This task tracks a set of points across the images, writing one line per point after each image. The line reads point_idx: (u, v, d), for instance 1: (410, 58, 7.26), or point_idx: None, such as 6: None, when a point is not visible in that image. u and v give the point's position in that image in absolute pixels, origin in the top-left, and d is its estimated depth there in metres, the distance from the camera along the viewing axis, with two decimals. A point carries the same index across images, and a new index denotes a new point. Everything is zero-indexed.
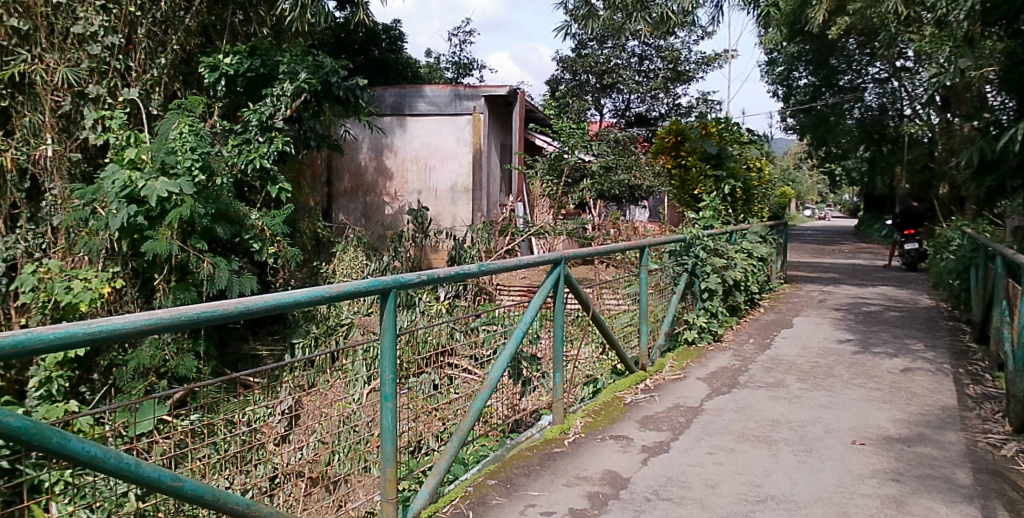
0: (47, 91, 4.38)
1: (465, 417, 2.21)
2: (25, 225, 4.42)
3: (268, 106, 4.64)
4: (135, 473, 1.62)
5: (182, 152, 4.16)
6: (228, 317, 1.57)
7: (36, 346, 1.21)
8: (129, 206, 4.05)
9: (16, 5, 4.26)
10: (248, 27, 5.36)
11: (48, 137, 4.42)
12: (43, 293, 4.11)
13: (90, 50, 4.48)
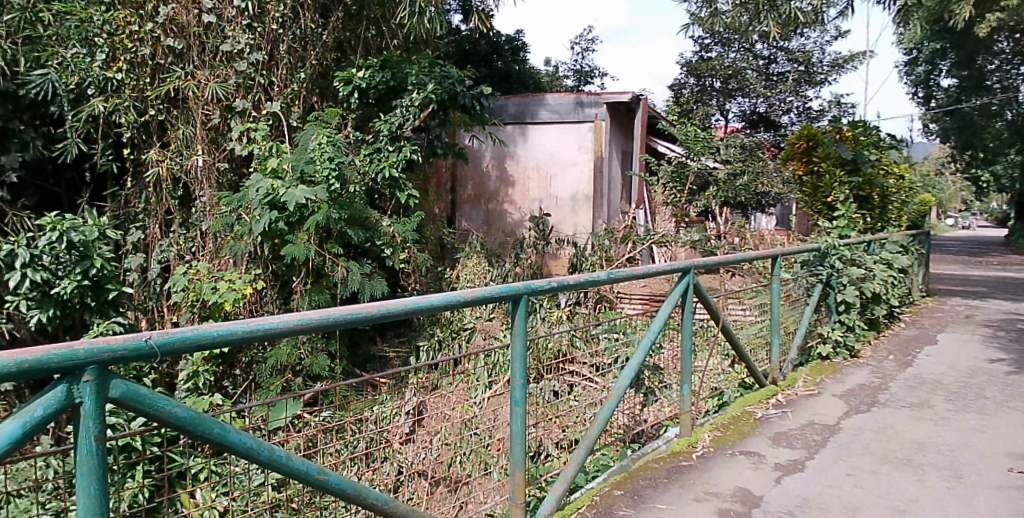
0: (198, 105, 4.64)
1: (592, 424, 2.20)
2: (178, 230, 4.76)
3: (398, 116, 4.79)
4: (285, 465, 1.75)
5: (320, 161, 4.37)
6: (371, 319, 1.68)
7: (200, 341, 1.37)
8: (271, 212, 4.29)
9: (171, 25, 4.60)
10: (379, 42, 5.39)
11: (198, 149, 4.68)
12: (193, 292, 4.37)
13: (237, 66, 4.69)
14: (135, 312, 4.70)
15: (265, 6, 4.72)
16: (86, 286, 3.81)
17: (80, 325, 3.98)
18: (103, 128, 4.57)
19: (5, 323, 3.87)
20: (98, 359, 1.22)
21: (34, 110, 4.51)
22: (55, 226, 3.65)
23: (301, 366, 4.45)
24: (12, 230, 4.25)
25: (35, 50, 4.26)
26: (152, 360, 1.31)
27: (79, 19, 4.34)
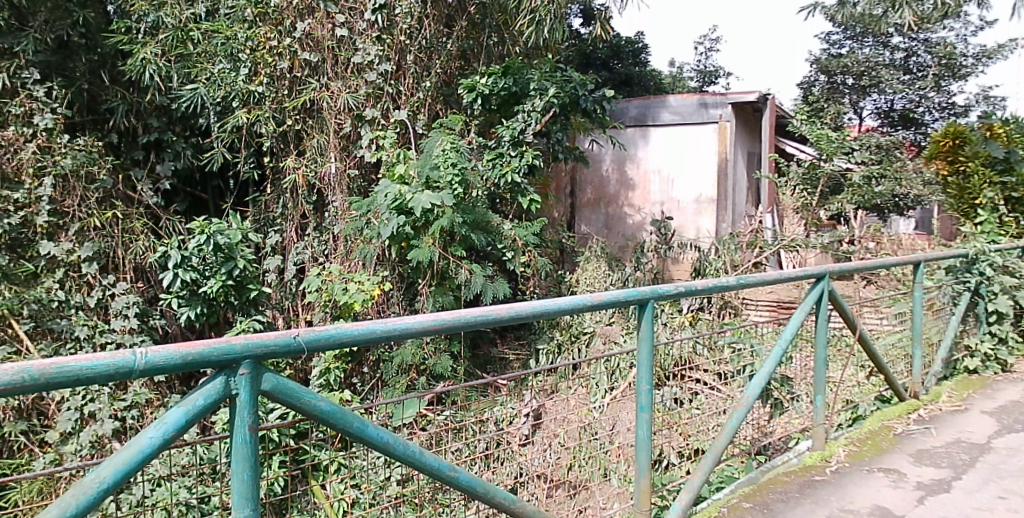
0: (331, 115, 4.40)
1: (720, 434, 2.17)
2: (312, 233, 4.61)
3: (519, 121, 4.39)
4: (419, 462, 1.89)
5: (444, 167, 4.05)
6: (500, 322, 1.87)
7: (343, 338, 1.65)
8: (399, 216, 4.04)
9: (308, 40, 4.38)
10: (500, 50, 4.87)
11: (331, 156, 4.46)
12: (325, 293, 4.31)
13: (367, 77, 4.37)
14: (272, 312, 4.64)
15: (393, 17, 4.36)
16: (230, 286, 4.08)
17: (225, 322, 4.29)
18: (246, 139, 4.54)
19: (160, 318, 4.21)
20: (249, 353, 1.52)
21: (185, 122, 4.63)
22: (203, 229, 3.91)
23: (425, 365, 4.41)
24: (164, 234, 4.44)
25: (185, 67, 4.29)
26: (298, 356, 1.59)
27: (224, 37, 4.32)
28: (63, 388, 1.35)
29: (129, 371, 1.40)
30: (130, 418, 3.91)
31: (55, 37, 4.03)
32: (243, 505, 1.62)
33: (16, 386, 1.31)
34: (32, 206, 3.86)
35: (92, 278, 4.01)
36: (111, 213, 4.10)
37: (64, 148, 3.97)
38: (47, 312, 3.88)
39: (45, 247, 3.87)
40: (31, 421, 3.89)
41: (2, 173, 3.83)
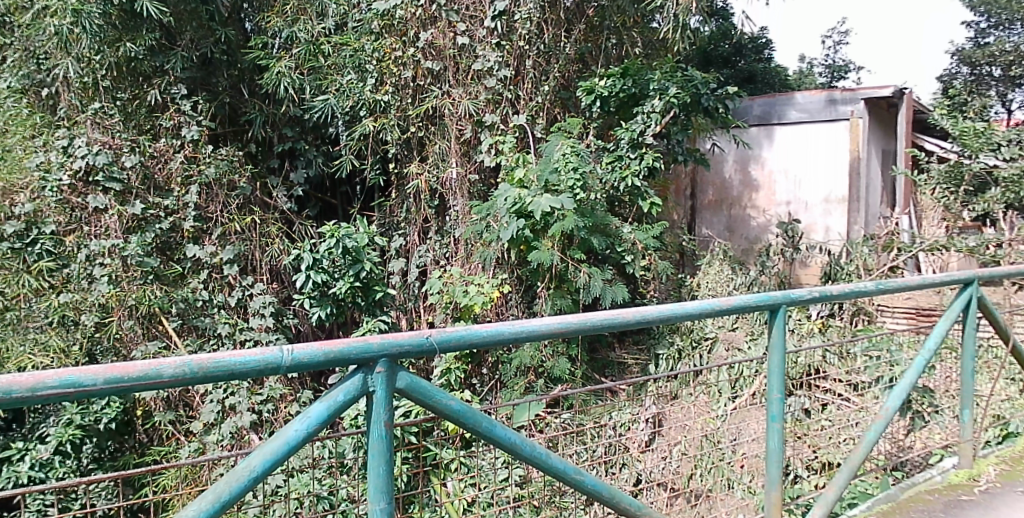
0: (452, 121, 4.42)
1: (856, 448, 2.05)
2: (434, 237, 4.65)
3: (639, 123, 4.15)
4: (545, 463, 1.93)
5: (564, 171, 3.97)
6: (626, 325, 1.89)
7: (472, 339, 1.73)
8: (519, 219, 3.98)
9: (431, 49, 4.36)
10: (619, 50, 4.72)
11: (452, 161, 4.49)
12: (446, 295, 4.29)
13: (487, 83, 4.32)
14: (396, 313, 4.67)
15: (513, 23, 4.30)
16: (357, 287, 4.25)
17: (352, 321, 4.44)
18: (373, 145, 4.59)
19: (293, 318, 4.40)
20: (386, 352, 1.60)
21: (317, 131, 4.78)
22: (333, 234, 4.13)
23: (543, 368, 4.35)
24: (297, 238, 4.60)
25: (318, 79, 4.42)
26: (430, 355, 1.68)
27: (353, 49, 4.34)
28: (219, 381, 1.43)
29: (277, 366, 1.49)
30: (264, 411, 4.14)
31: (200, 55, 4.32)
32: (378, 498, 1.76)
33: (178, 379, 1.39)
34: (180, 212, 4.20)
35: (232, 278, 4.28)
36: (249, 217, 4.34)
37: (208, 157, 4.24)
38: (192, 311, 4.21)
39: (191, 249, 4.19)
40: (178, 411, 4.25)
41: (155, 182, 4.20)
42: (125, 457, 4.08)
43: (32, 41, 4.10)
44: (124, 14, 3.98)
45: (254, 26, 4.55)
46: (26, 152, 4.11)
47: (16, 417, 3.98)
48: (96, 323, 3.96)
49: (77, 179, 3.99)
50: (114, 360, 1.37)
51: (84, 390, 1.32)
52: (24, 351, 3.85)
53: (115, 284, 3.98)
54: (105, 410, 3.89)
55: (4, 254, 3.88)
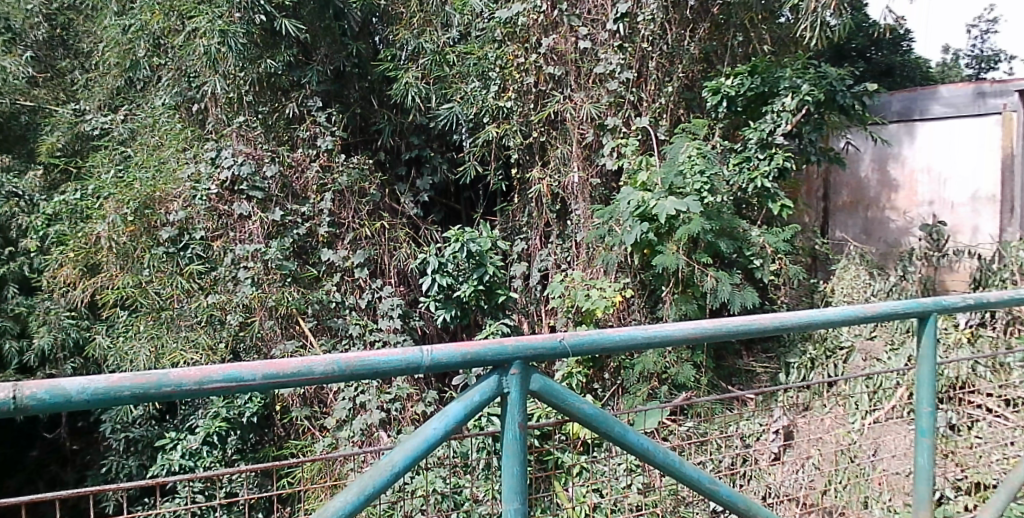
0: (574, 125, 4.35)
1: (1017, 467, 1.90)
2: (556, 241, 4.64)
3: (769, 122, 3.90)
4: (679, 471, 1.92)
5: (690, 173, 3.77)
6: (764, 331, 1.83)
7: (605, 343, 1.73)
8: (643, 223, 3.85)
9: (552, 54, 4.33)
10: (746, 48, 4.41)
11: (574, 166, 4.42)
12: (568, 299, 4.22)
13: (609, 86, 4.22)
14: (518, 316, 4.71)
15: (636, 24, 4.15)
16: (481, 291, 4.33)
17: (476, 324, 4.53)
18: (496, 151, 4.65)
19: (419, 319, 4.49)
20: (520, 354, 1.67)
21: (442, 138, 4.88)
22: (458, 238, 4.23)
23: (667, 374, 4.17)
24: (423, 243, 4.72)
25: (443, 87, 4.55)
26: (563, 358, 1.71)
27: (477, 58, 4.46)
28: (364, 379, 1.51)
29: (417, 366, 1.56)
30: (393, 409, 4.20)
31: (333, 68, 4.56)
32: (512, 498, 1.79)
33: (328, 376, 1.46)
34: (316, 218, 4.36)
35: (364, 281, 4.42)
36: (379, 223, 4.48)
37: (341, 166, 4.42)
38: (326, 312, 4.38)
39: (325, 254, 4.35)
40: (314, 407, 4.38)
41: (293, 190, 4.39)
42: (265, 449, 4.45)
43: (185, 61, 4.48)
44: (265, 33, 4.27)
45: (382, 39, 4.68)
46: (178, 163, 4.48)
47: (170, 410, 4.66)
48: (239, 323, 4.27)
49: (223, 189, 4.31)
50: (270, 357, 1.45)
51: (245, 385, 1.39)
52: (176, 347, 4.23)
53: (257, 286, 4.25)
54: (247, 406, 4.30)
55: (161, 258, 4.31)
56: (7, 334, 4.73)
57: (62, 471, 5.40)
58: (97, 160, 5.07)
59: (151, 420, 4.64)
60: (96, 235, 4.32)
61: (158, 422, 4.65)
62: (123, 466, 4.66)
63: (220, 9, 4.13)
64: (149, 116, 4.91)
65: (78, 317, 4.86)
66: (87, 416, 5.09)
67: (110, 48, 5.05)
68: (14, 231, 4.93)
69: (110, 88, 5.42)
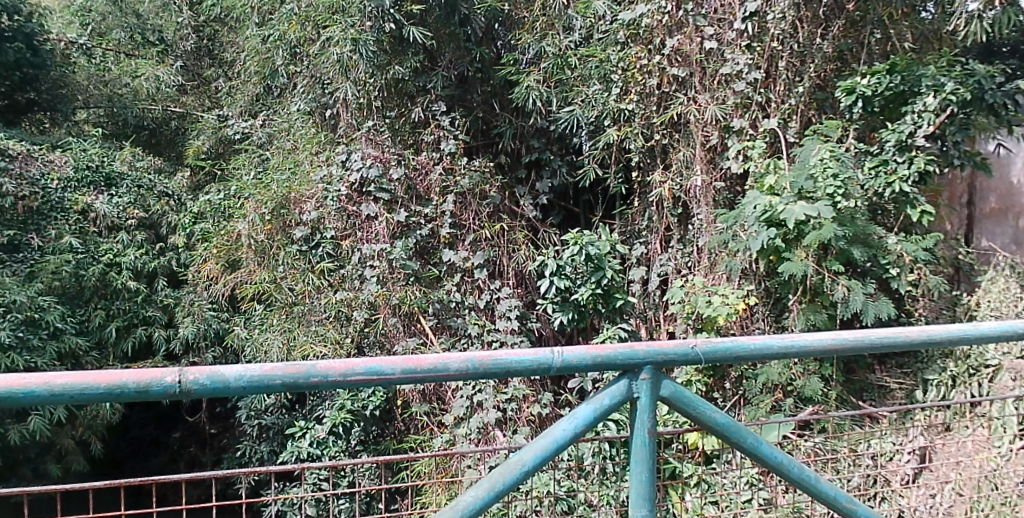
0: (698, 128, 4.25)
1: None
2: (677, 245, 4.54)
3: (906, 124, 3.68)
4: (814, 487, 1.89)
5: (822, 178, 3.58)
6: (911, 344, 1.82)
7: (739, 351, 1.74)
8: (770, 229, 3.67)
9: (677, 55, 4.22)
10: (885, 46, 4.05)
11: (697, 169, 4.32)
12: (688, 306, 4.15)
13: (736, 86, 4.09)
14: (636, 321, 4.62)
15: (765, 23, 4.01)
16: (599, 294, 4.30)
17: (593, 328, 4.51)
18: (617, 154, 4.64)
19: (536, 321, 4.51)
20: (652, 358, 1.69)
21: (563, 141, 4.89)
22: (577, 241, 4.22)
23: (793, 386, 3.99)
24: (541, 244, 4.77)
25: (564, 90, 4.58)
26: (695, 364, 1.71)
27: (599, 60, 4.42)
28: (499, 377, 1.60)
29: (549, 366, 1.63)
30: (509, 410, 4.21)
31: (457, 73, 4.68)
32: (640, 504, 1.78)
33: (462, 373, 1.57)
34: (438, 220, 4.47)
35: (483, 281, 4.50)
36: (498, 225, 4.57)
37: (463, 170, 4.51)
38: (446, 311, 4.46)
39: (446, 254, 4.45)
40: (433, 404, 4.47)
41: (417, 192, 4.49)
42: (386, 442, 4.60)
43: (319, 68, 4.73)
44: (394, 40, 4.44)
45: (505, 44, 4.76)
46: (311, 166, 4.72)
47: (299, 399, 4.93)
48: (365, 319, 4.43)
49: (352, 189, 4.44)
50: (409, 353, 1.57)
51: (386, 378, 1.52)
52: (306, 340, 4.48)
53: (382, 284, 4.37)
54: (371, 399, 4.47)
55: (295, 255, 4.64)
56: (156, 323, 5.08)
57: (200, 452, 5.74)
58: (240, 162, 5.52)
59: (281, 409, 4.91)
60: (238, 233, 4.86)
61: (288, 411, 4.91)
62: (256, 451, 4.95)
63: (352, 19, 4.34)
64: (285, 121, 5.23)
65: (219, 309, 5.18)
66: (224, 402, 5.47)
67: (252, 57, 5.43)
68: (165, 228, 5.48)
69: (250, 94, 5.81)
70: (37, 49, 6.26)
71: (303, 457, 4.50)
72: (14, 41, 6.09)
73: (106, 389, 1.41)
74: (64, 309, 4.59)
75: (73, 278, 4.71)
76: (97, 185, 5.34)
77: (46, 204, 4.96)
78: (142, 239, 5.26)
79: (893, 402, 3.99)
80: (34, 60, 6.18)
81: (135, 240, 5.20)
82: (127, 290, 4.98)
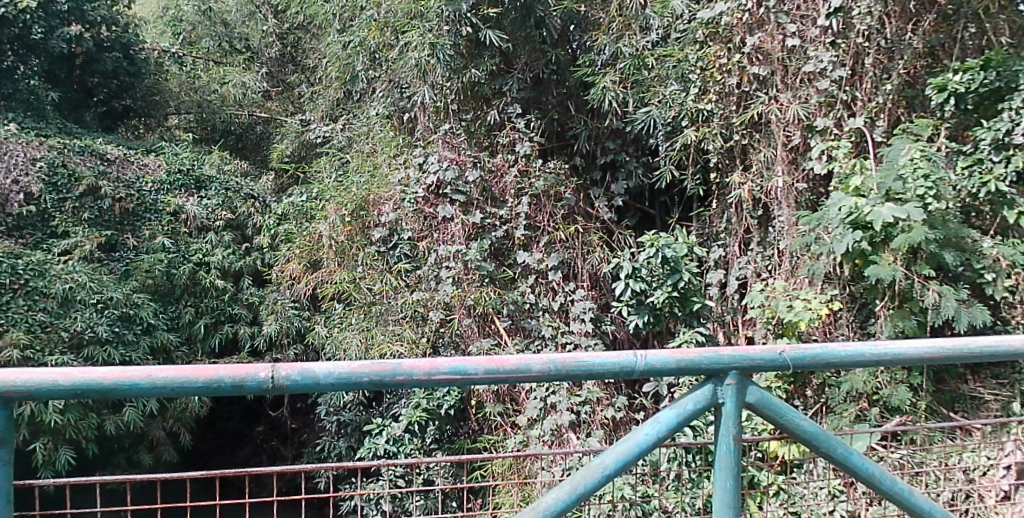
0: (780, 128, 4.15)
1: None
2: (756, 248, 4.44)
3: (1004, 121, 3.48)
4: (908, 500, 1.82)
5: (911, 179, 3.44)
6: (1012, 354, 1.74)
7: (829, 358, 1.68)
8: (855, 231, 3.55)
9: (757, 54, 4.15)
10: (979, 41, 3.86)
11: (778, 170, 4.22)
12: (769, 310, 4.03)
13: (819, 84, 3.97)
14: (714, 325, 4.55)
15: (851, 18, 3.87)
16: (675, 297, 4.27)
17: (669, 331, 4.47)
18: (694, 155, 4.56)
19: (610, 324, 4.47)
20: (738, 364, 1.65)
21: (638, 143, 4.85)
22: (653, 243, 4.20)
23: (879, 395, 3.84)
24: (616, 247, 4.72)
25: (641, 90, 4.53)
26: (783, 370, 1.67)
27: (677, 60, 4.37)
28: (581, 379, 1.59)
29: (632, 370, 1.62)
30: (583, 413, 4.18)
31: (533, 75, 4.75)
32: (724, 512, 1.74)
33: (545, 374, 1.57)
34: (513, 222, 4.51)
35: (557, 284, 4.48)
36: (573, 227, 4.53)
37: (538, 172, 4.54)
38: (520, 313, 4.47)
39: (521, 256, 4.47)
40: (506, 405, 4.50)
41: (492, 194, 4.57)
42: (461, 441, 4.66)
43: (397, 73, 4.84)
44: (470, 44, 4.55)
45: (580, 45, 4.78)
46: (390, 168, 4.83)
47: (376, 397, 5.04)
48: (440, 319, 4.49)
49: (429, 192, 4.55)
50: (491, 353, 1.58)
51: (469, 377, 1.54)
52: (383, 340, 4.52)
53: (457, 285, 4.42)
54: (446, 398, 4.55)
55: (373, 256, 4.74)
56: (242, 321, 5.26)
57: (281, 446, 5.99)
58: (321, 166, 5.66)
59: (359, 406, 5.00)
60: (319, 234, 4.93)
61: (365, 408, 5.01)
62: (335, 446, 5.09)
63: (430, 23, 4.45)
64: (364, 125, 5.34)
65: (300, 308, 5.34)
66: (305, 397, 5.67)
67: (333, 63, 5.58)
68: (250, 229, 5.64)
69: (331, 100, 5.95)
70: (133, 59, 6.80)
71: (381, 454, 4.60)
72: (113, 50, 6.61)
73: (204, 383, 1.46)
74: (156, 306, 4.84)
75: (165, 277, 4.99)
76: (187, 188, 5.59)
77: (140, 206, 5.27)
78: (229, 239, 5.46)
79: (987, 414, 3.78)
80: (132, 68, 6.76)
81: (224, 240, 5.40)
82: (215, 288, 5.18)
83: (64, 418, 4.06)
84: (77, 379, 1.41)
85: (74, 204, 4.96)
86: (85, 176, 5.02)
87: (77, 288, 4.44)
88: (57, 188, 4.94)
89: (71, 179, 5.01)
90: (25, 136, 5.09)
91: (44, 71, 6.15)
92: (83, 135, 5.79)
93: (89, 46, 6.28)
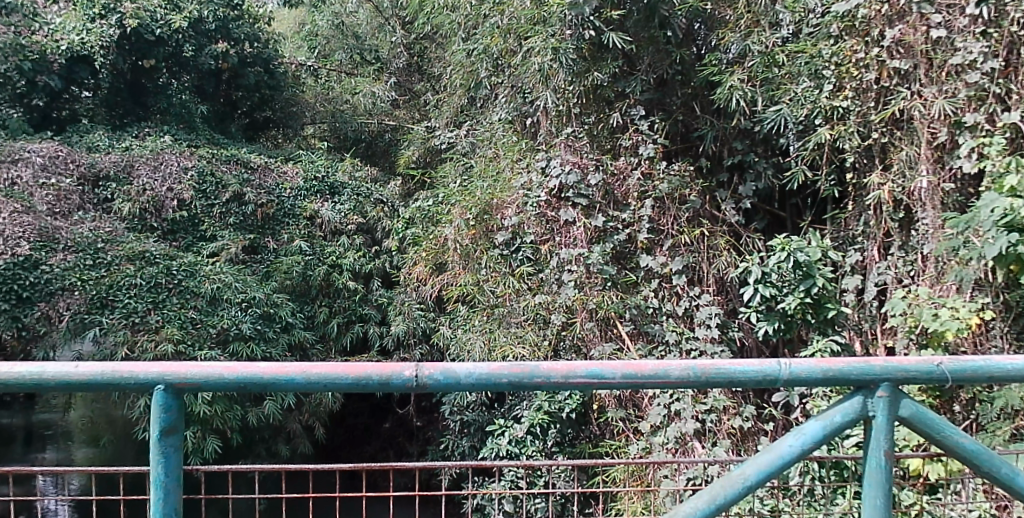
0: (924, 124, 3.91)
1: None
2: (897, 253, 4.19)
3: None
4: None
5: None
6: None
7: (993, 372, 1.57)
8: (1010, 234, 3.29)
9: (898, 46, 3.91)
10: None
11: (922, 169, 3.96)
12: (911, 319, 3.80)
13: (969, 77, 3.68)
14: (850, 333, 4.38)
15: (1006, 5, 3.59)
16: (807, 303, 4.10)
17: (801, 339, 4.31)
18: (829, 155, 4.38)
19: (737, 330, 4.36)
20: (891, 376, 1.56)
21: (767, 142, 4.70)
22: (784, 246, 4.05)
23: None
24: (744, 250, 4.59)
25: (770, 89, 4.39)
26: (940, 383, 1.57)
27: (809, 55, 4.21)
28: (720, 385, 1.55)
29: (775, 379, 1.56)
30: (708, 421, 4.11)
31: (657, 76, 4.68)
32: None
33: (684, 380, 1.53)
34: (635, 225, 4.47)
35: (681, 288, 4.41)
36: (698, 230, 4.44)
37: (662, 174, 4.45)
38: (643, 318, 4.43)
39: (644, 259, 4.42)
40: (629, 410, 4.45)
41: (614, 198, 4.53)
42: (582, 445, 4.66)
43: (520, 79, 4.96)
44: (593, 47, 4.56)
45: (705, 44, 4.68)
46: (512, 173, 4.93)
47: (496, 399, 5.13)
48: (562, 322, 4.53)
49: (552, 196, 4.59)
50: (627, 358, 1.55)
51: (606, 381, 1.51)
52: (506, 342, 4.66)
53: (579, 288, 4.45)
54: (567, 401, 4.54)
55: (496, 259, 4.81)
56: (371, 320, 5.46)
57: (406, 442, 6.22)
58: (446, 171, 5.79)
59: (481, 406, 5.12)
60: (444, 237, 5.07)
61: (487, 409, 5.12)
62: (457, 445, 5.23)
63: (553, 28, 4.53)
64: (487, 130, 5.44)
65: (425, 310, 5.51)
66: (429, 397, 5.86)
67: (458, 70, 5.72)
68: (380, 232, 5.84)
69: (455, 106, 6.12)
70: (273, 73, 7.32)
71: (502, 454, 4.68)
72: (255, 65, 7.14)
73: (353, 380, 1.49)
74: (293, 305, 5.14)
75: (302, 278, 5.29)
76: (322, 193, 5.85)
77: (280, 210, 5.60)
78: (360, 242, 5.65)
79: None
80: (271, 82, 7.27)
81: (355, 243, 5.61)
82: (347, 289, 5.42)
83: (211, 408, 4.39)
84: (241, 373, 1.47)
85: (221, 209, 5.39)
86: (230, 183, 5.43)
87: (224, 288, 4.79)
88: (206, 194, 5.38)
89: (218, 186, 5.44)
90: (179, 147, 5.60)
91: (194, 87, 6.81)
92: (228, 144, 6.28)
93: (233, 62, 6.80)
